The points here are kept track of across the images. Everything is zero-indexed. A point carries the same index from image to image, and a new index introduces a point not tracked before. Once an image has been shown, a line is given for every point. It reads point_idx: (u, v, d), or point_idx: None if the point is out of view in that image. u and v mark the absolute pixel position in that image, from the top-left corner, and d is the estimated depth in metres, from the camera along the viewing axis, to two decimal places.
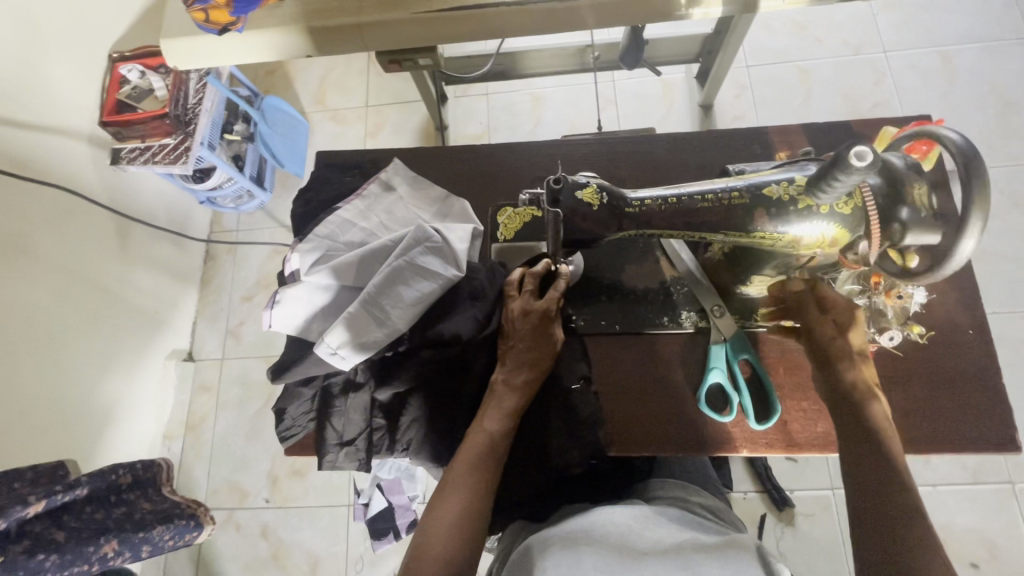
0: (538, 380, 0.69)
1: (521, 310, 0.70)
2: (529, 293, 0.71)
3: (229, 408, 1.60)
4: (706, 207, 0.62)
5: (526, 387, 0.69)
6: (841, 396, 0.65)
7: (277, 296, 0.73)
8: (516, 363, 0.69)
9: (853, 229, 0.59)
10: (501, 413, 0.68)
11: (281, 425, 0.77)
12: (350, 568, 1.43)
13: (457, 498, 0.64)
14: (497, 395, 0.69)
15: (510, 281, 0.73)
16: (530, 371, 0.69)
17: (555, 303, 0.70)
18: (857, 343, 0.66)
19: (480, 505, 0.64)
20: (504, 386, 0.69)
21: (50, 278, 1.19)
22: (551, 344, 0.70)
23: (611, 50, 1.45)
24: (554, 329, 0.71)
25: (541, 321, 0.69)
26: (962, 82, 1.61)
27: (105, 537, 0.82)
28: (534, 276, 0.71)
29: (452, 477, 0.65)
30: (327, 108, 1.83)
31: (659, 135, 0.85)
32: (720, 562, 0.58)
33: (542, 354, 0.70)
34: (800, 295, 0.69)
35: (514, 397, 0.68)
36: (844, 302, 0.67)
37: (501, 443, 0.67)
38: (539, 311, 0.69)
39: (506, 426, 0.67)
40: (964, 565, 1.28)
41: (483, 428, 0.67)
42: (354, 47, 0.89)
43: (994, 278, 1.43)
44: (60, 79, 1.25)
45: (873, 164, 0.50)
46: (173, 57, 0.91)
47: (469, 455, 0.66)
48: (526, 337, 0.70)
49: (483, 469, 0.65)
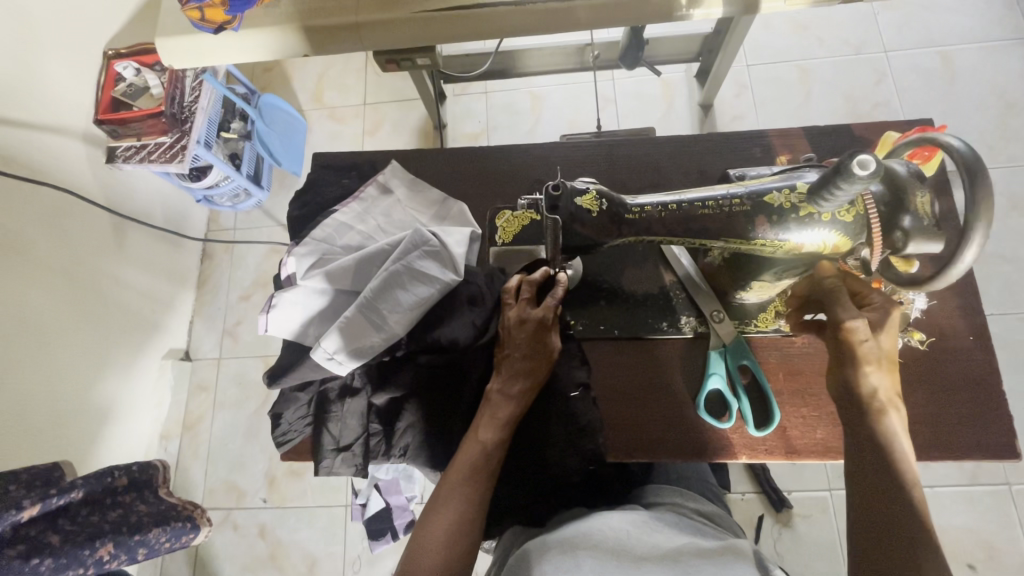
0: (534, 389, 0.69)
1: (517, 318, 0.69)
2: (525, 301, 0.70)
3: (227, 407, 1.59)
4: (707, 214, 0.61)
5: (521, 396, 0.68)
6: (858, 401, 0.62)
7: (274, 300, 0.73)
8: (510, 372, 0.68)
9: (854, 236, 0.59)
10: (495, 423, 0.67)
11: (277, 430, 0.77)
12: (347, 569, 1.43)
13: (449, 509, 0.63)
14: (492, 404, 0.68)
15: (507, 288, 0.72)
16: (525, 381, 0.68)
17: (551, 313, 0.69)
18: (886, 347, 0.62)
19: (474, 514, 0.64)
20: (498, 395, 0.68)
21: (44, 279, 1.18)
22: (548, 353, 0.70)
23: (611, 49, 1.44)
24: (551, 337, 0.70)
25: (538, 330, 0.69)
26: (964, 82, 1.60)
27: (101, 541, 0.81)
28: (530, 283, 0.71)
29: (445, 487, 0.65)
30: (324, 106, 1.82)
31: (658, 138, 0.84)
32: (718, 568, 0.58)
33: (538, 363, 0.69)
34: (837, 288, 0.63)
35: (509, 408, 0.67)
36: (879, 304, 0.63)
37: (496, 453, 0.66)
38: (535, 320, 0.69)
39: (501, 436, 0.67)
40: (960, 567, 1.28)
41: (477, 438, 0.67)
42: (351, 47, 0.88)
43: (994, 280, 1.43)
44: (54, 77, 1.24)
45: (875, 173, 0.49)
46: (167, 56, 0.90)
47: (464, 465, 0.65)
48: (522, 346, 0.69)
49: (478, 479, 0.65)
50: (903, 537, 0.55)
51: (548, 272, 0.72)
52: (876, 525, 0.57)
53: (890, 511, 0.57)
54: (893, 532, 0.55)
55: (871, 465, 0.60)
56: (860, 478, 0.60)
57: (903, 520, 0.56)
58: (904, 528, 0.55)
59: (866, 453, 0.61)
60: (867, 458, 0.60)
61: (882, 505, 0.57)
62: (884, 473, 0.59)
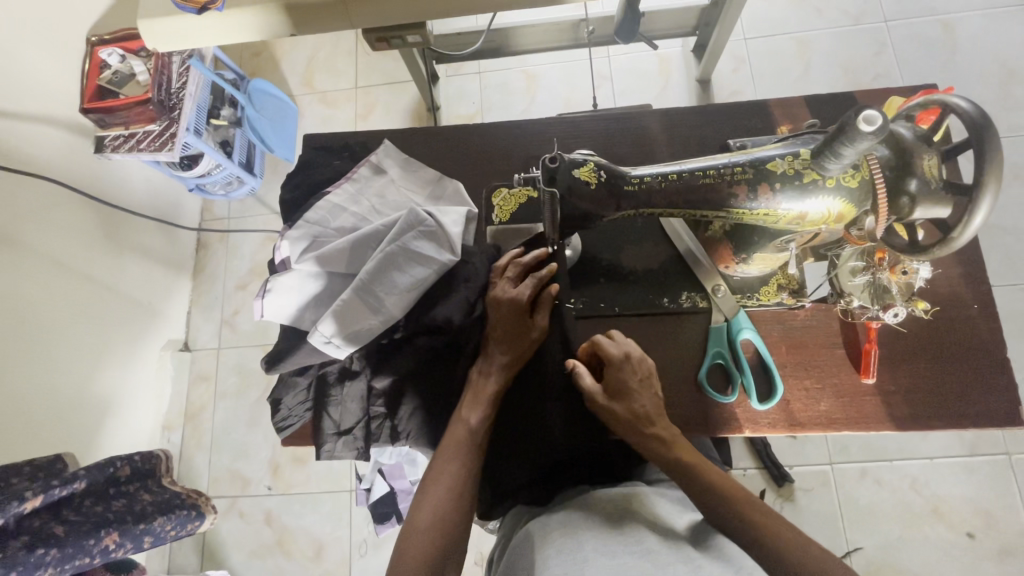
0: (514, 363, 0.69)
1: (496, 297, 0.70)
2: (508, 280, 0.71)
3: (228, 397, 1.59)
4: (708, 183, 0.60)
5: (502, 371, 0.68)
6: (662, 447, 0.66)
7: (269, 284, 0.71)
8: (492, 349, 0.69)
9: (860, 203, 0.57)
10: (478, 402, 0.67)
11: (278, 415, 0.75)
12: (353, 553, 1.44)
13: (435, 489, 0.64)
14: (474, 384, 0.69)
15: (497, 266, 0.73)
16: (505, 358, 0.69)
17: (528, 292, 0.69)
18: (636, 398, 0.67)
19: (462, 492, 0.64)
20: (480, 376, 0.69)
21: (38, 270, 1.16)
22: (529, 328, 0.70)
23: (606, 25, 1.41)
24: (534, 318, 0.71)
25: (514, 310, 0.69)
26: (965, 52, 1.57)
27: (106, 530, 0.81)
28: (518, 264, 0.72)
29: (433, 471, 0.65)
30: (315, 90, 1.78)
31: (655, 112, 0.82)
32: (718, 559, 0.58)
33: (517, 340, 0.69)
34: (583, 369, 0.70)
35: (491, 384, 0.68)
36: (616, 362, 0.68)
37: (479, 430, 0.67)
38: (511, 299, 0.69)
39: (486, 414, 0.67)
40: (960, 535, 1.30)
41: (461, 418, 0.67)
42: (339, 25, 0.86)
43: (993, 252, 1.42)
44: (34, 64, 1.20)
45: (881, 128, 0.48)
46: (151, 39, 0.87)
47: (450, 447, 0.66)
48: (498, 326, 0.69)
49: (461, 459, 0.65)
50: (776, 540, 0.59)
51: (542, 255, 0.72)
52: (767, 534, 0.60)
53: (764, 525, 0.60)
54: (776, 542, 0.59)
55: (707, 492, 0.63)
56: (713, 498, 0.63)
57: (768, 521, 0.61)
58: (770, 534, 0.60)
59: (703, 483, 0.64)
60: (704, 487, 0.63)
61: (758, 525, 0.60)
62: (728, 486, 0.64)
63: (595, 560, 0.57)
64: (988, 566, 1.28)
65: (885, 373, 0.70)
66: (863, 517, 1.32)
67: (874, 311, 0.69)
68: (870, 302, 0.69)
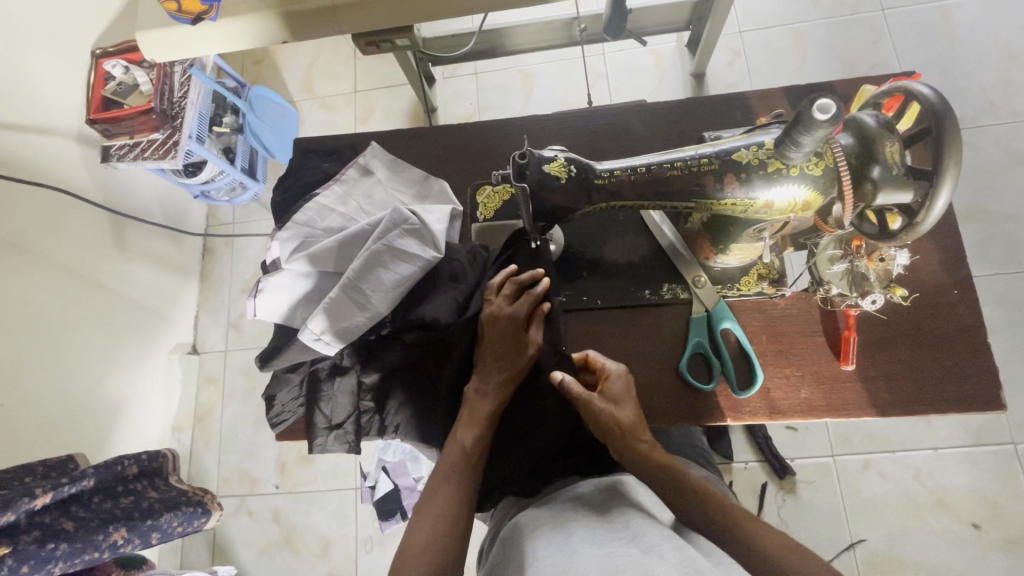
0: (510, 382, 0.70)
1: (493, 314, 0.70)
2: (505, 297, 0.71)
3: (235, 398, 1.62)
4: (677, 174, 0.61)
5: (498, 392, 0.69)
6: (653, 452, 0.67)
7: (260, 284, 0.74)
8: (488, 367, 0.70)
9: (825, 190, 0.58)
10: (472, 422, 0.68)
11: (272, 412, 0.78)
12: (359, 549, 1.47)
13: (429, 514, 0.64)
14: (470, 404, 0.70)
15: (491, 284, 0.73)
16: (501, 375, 0.70)
17: (526, 308, 0.70)
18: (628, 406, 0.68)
19: (456, 513, 0.64)
20: (476, 395, 0.70)
21: (48, 277, 1.20)
22: (523, 346, 0.70)
23: (597, 22, 1.41)
24: (529, 333, 0.71)
25: (511, 326, 0.70)
26: (965, 38, 1.55)
27: (114, 526, 0.84)
28: (514, 280, 0.72)
29: (428, 492, 0.66)
30: (315, 95, 1.81)
31: (637, 107, 0.84)
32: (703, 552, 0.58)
33: (513, 358, 0.70)
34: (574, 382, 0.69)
35: (487, 406, 0.69)
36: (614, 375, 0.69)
37: (475, 451, 0.68)
38: (507, 316, 0.70)
39: (480, 435, 0.68)
40: (965, 526, 1.29)
41: (456, 440, 0.68)
42: (328, 31, 0.88)
43: (995, 239, 1.41)
44: (39, 77, 1.24)
45: (836, 117, 0.49)
46: (149, 50, 0.90)
47: (445, 465, 0.67)
48: (494, 343, 0.70)
49: (455, 480, 0.66)
50: (756, 538, 0.60)
51: (537, 273, 0.72)
52: (750, 530, 0.61)
53: (742, 527, 0.61)
54: (760, 543, 0.60)
55: (694, 503, 0.63)
56: (697, 504, 0.63)
57: (747, 521, 0.62)
58: (749, 534, 0.61)
59: (686, 491, 0.64)
60: (693, 493, 0.64)
61: (733, 530, 0.61)
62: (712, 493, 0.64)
63: (584, 548, 0.57)
64: (994, 556, 1.27)
65: (864, 358, 0.71)
66: (867, 510, 1.32)
67: (852, 299, 0.70)
68: (848, 290, 0.70)
